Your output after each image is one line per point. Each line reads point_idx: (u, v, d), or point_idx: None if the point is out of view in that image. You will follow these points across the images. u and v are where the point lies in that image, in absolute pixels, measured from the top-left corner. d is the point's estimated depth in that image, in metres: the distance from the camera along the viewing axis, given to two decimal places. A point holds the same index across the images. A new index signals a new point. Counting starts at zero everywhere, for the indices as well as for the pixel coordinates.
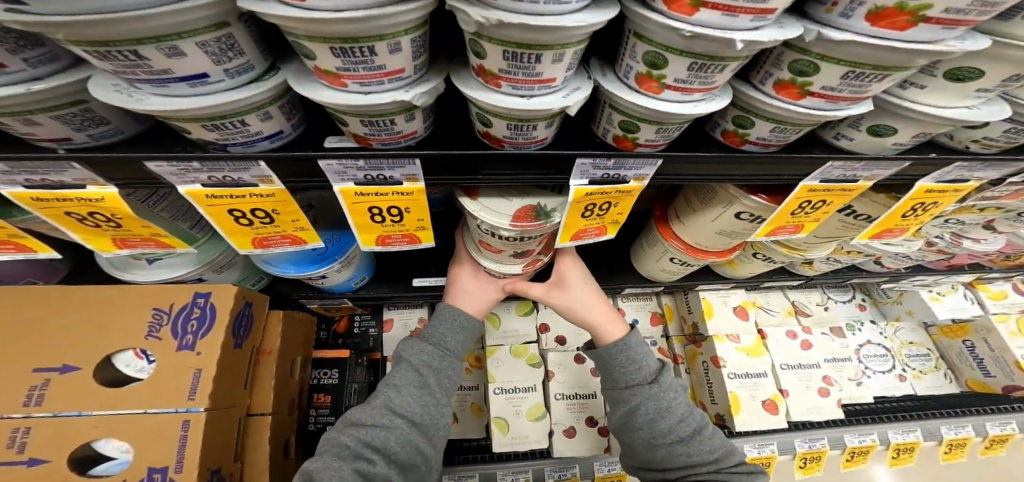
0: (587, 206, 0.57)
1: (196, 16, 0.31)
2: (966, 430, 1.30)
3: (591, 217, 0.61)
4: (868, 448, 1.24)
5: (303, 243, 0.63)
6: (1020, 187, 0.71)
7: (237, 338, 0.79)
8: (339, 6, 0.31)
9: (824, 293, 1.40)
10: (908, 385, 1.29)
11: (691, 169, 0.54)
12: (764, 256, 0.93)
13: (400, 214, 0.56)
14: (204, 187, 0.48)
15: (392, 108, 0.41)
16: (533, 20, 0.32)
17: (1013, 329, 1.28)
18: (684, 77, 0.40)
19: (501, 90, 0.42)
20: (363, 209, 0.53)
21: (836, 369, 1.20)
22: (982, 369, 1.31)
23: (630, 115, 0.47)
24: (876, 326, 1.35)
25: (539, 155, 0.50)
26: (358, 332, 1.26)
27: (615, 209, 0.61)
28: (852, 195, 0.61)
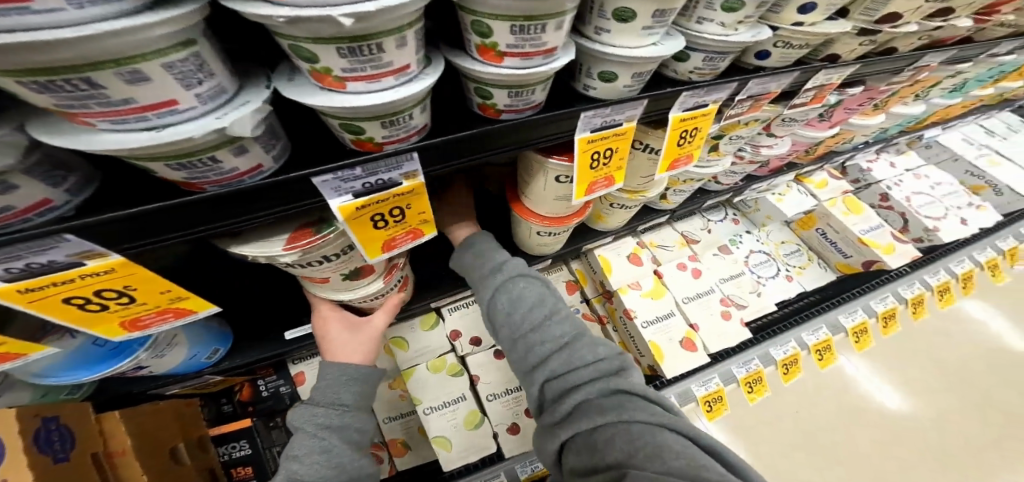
0: (374, 217, 0.53)
1: None
2: (859, 314, 1.62)
3: (389, 226, 0.57)
4: (793, 356, 1.50)
5: (190, 313, 0.55)
6: (817, 91, 0.85)
7: (58, 452, 0.65)
8: (71, 17, 0.24)
9: (704, 218, 1.62)
10: (796, 283, 1.56)
11: (554, 128, 0.59)
12: (619, 204, 1.03)
13: (402, 212, 0.56)
14: (9, 283, 0.36)
15: (199, 145, 0.35)
16: (307, 13, 0.29)
17: (843, 209, 1.54)
18: (513, 41, 0.42)
19: (349, 91, 0.38)
20: (364, 220, 0.52)
21: (737, 285, 1.45)
22: (841, 251, 1.60)
23: (492, 85, 0.48)
24: (752, 235, 1.62)
25: (420, 147, 0.48)
26: None
27: (410, 210, 0.57)
28: (627, 136, 0.67)
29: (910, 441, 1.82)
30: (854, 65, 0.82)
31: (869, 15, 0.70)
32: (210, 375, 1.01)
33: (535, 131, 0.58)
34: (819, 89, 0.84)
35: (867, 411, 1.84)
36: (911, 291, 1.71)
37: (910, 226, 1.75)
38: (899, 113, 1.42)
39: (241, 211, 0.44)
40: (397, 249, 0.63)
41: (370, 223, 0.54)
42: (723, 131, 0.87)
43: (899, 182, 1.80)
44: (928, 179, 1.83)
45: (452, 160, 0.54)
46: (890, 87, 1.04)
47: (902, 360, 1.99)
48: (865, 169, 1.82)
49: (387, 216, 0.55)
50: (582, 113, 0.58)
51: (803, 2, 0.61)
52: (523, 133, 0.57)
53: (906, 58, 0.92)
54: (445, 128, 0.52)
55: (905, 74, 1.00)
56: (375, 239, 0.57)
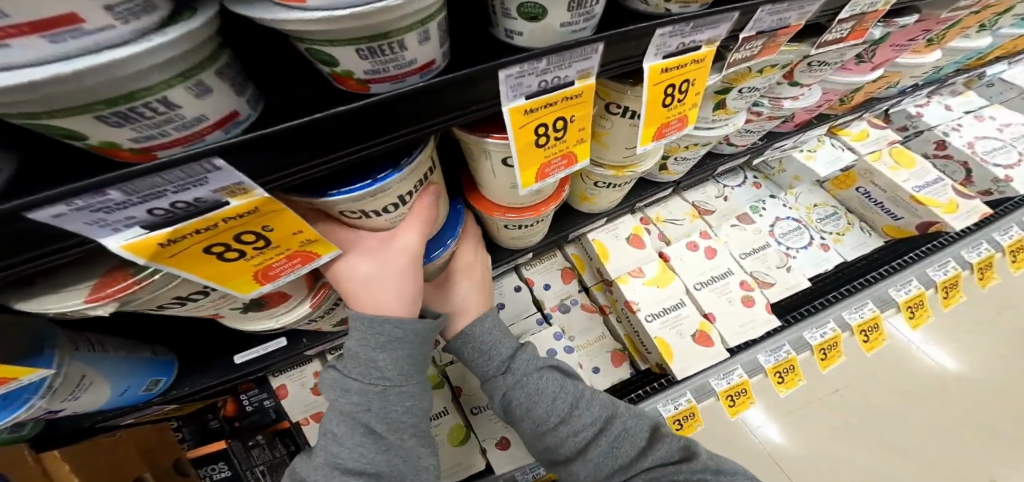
0: (215, 246, 0.36)
1: None
2: (914, 286, 1.35)
3: (251, 254, 0.41)
4: (832, 339, 1.27)
5: (9, 379, 0.43)
6: (856, 24, 0.63)
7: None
8: None
9: (719, 183, 1.38)
10: (832, 253, 1.32)
11: (466, 98, 0.40)
12: (604, 183, 0.84)
13: (260, 237, 0.39)
14: None
15: None
16: None
17: (891, 164, 1.30)
18: None
19: None
20: (191, 254, 0.35)
21: (760, 261, 1.26)
22: (888, 212, 1.34)
23: (327, 43, 0.30)
24: (779, 200, 1.37)
25: (223, 148, 0.30)
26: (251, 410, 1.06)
27: (275, 232, 0.40)
28: (586, 98, 0.47)
29: (975, 426, 1.56)
30: None
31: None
32: (167, 398, 0.81)
33: (435, 106, 0.39)
34: (859, 20, 0.62)
35: (923, 393, 1.60)
36: (978, 254, 1.43)
37: (976, 178, 1.45)
38: (958, 48, 1.14)
39: None
40: (281, 277, 0.47)
41: (216, 259, 0.38)
42: (729, 83, 0.66)
43: (958, 128, 1.49)
44: (994, 121, 1.51)
45: (306, 162, 0.36)
46: (953, 13, 0.78)
47: (963, 332, 1.72)
48: (914, 115, 1.54)
49: (236, 247, 0.38)
50: (500, 72, 0.38)
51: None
52: (413, 110, 0.38)
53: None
54: (282, 115, 0.34)
55: None
56: (235, 272, 0.41)
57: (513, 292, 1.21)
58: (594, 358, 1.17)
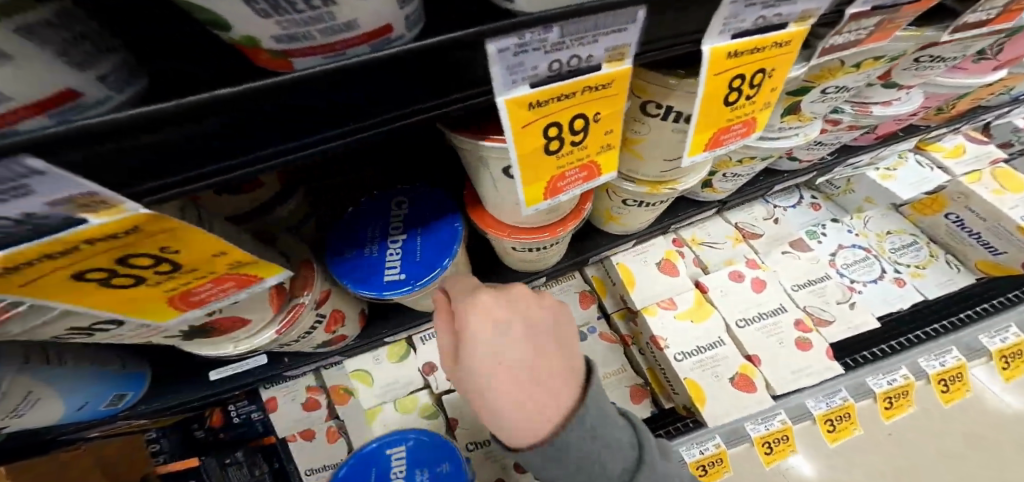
0: (91, 272, 0.24)
1: None
2: (1011, 333, 1.11)
3: (154, 280, 0.28)
4: (903, 389, 1.06)
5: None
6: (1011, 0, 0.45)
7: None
8: None
9: (769, 203, 1.19)
10: (909, 289, 1.10)
11: (445, 78, 0.26)
12: (635, 200, 0.69)
13: (170, 259, 0.27)
14: None
15: None
16: None
17: (993, 187, 1.07)
18: None
19: None
20: (53, 283, 0.22)
21: (817, 294, 1.05)
22: (987, 245, 1.08)
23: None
24: (841, 224, 1.17)
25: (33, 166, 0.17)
26: (238, 422, 0.92)
27: (194, 252, 0.27)
28: (614, 89, 0.32)
29: None
30: None
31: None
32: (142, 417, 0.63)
33: (401, 81, 0.24)
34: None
35: None
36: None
37: None
38: None
39: None
40: (211, 303, 0.35)
41: (89, 288, 0.25)
42: (810, 82, 0.49)
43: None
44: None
45: (200, 165, 0.23)
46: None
47: None
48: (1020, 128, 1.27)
49: (128, 272, 0.26)
50: (489, 43, 0.24)
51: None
52: (365, 86, 0.23)
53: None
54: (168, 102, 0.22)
55: None
56: (135, 299, 0.29)
57: None
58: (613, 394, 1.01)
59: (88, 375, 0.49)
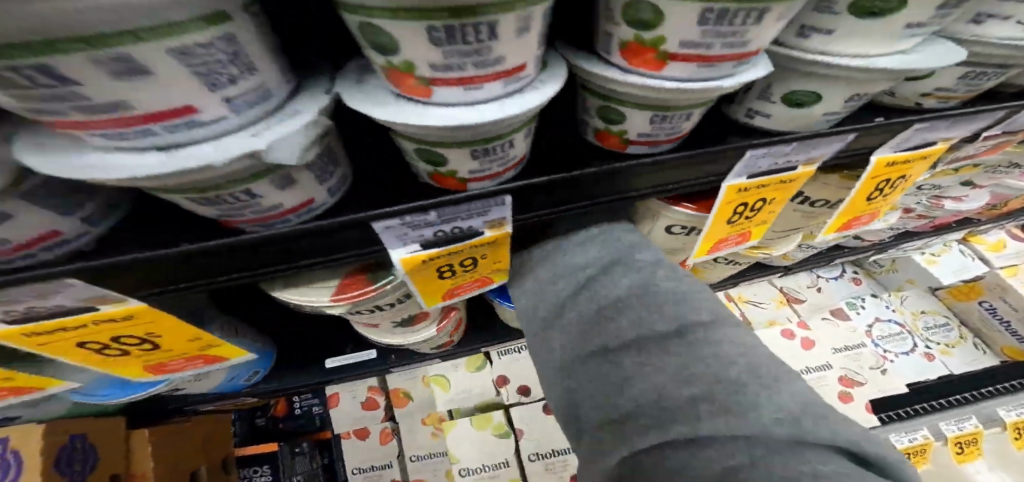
0: (445, 267, 0.38)
1: None
2: None
3: (456, 276, 0.41)
4: (968, 437, 1.06)
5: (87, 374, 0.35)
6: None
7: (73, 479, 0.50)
8: None
9: (813, 272, 1.27)
10: (939, 364, 1.16)
11: (699, 173, 0.36)
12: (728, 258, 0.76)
13: (475, 262, 0.39)
14: None
15: (214, 177, 0.23)
16: None
17: None
18: (699, 37, 0.25)
19: (437, 100, 0.26)
20: (427, 273, 0.38)
21: (853, 359, 1.09)
22: (1014, 333, 1.16)
23: (621, 100, 0.31)
24: (880, 300, 1.23)
25: (488, 196, 0.31)
26: (300, 413, 0.96)
27: (491, 259, 0.39)
28: (798, 184, 0.41)
29: None
30: None
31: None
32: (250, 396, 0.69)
33: (674, 173, 0.36)
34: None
35: None
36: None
37: None
38: None
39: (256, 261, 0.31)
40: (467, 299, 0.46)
41: (433, 277, 0.39)
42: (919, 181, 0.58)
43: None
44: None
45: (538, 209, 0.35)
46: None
47: None
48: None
49: (455, 269, 0.39)
50: (749, 151, 0.35)
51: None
52: (657, 174, 0.35)
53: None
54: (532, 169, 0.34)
55: None
56: (436, 291, 0.41)
57: None
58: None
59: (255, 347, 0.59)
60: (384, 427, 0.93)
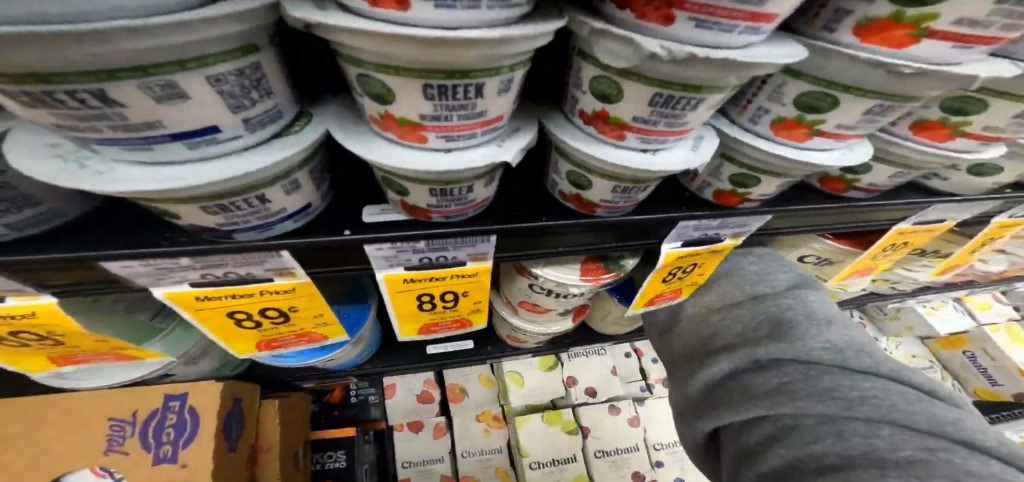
0: (674, 271, 0.49)
1: (220, 36, 0.19)
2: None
3: (672, 281, 0.52)
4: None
5: (323, 339, 0.48)
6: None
7: (230, 440, 0.64)
8: (454, 21, 0.20)
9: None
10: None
11: (793, 223, 0.46)
12: None
13: (689, 272, 0.51)
14: (193, 287, 0.34)
15: (467, 174, 0.32)
16: (727, 53, 0.23)
17: (1006, 338, 1.30)
18: (852, 120, 0.31)
19: (622, 142, 0.32)
20: (665, 272, 0.49)
21: None
22: (988, 377, 1.33)
23: (751, 167, 0.38)
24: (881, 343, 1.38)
25: (634, 221, 0.41)
26: (356, 402, 1.14)
27: (699, 270, 0.51)
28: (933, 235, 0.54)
29: None
30: None
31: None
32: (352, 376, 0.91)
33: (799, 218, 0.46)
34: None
35: None
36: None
37: None
38: None
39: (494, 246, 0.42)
40: (657, 307, 0.57)
41: (664, 270, 0.49)
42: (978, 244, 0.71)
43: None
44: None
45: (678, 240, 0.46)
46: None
47: None
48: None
49: (679, 275, 0.51)
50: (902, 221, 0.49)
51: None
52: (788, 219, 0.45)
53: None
54: (667, 204, 0.42)
55: None
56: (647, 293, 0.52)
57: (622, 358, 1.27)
58: (678, 469, 1.10)
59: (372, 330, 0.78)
60: (437, 420, 1.15)
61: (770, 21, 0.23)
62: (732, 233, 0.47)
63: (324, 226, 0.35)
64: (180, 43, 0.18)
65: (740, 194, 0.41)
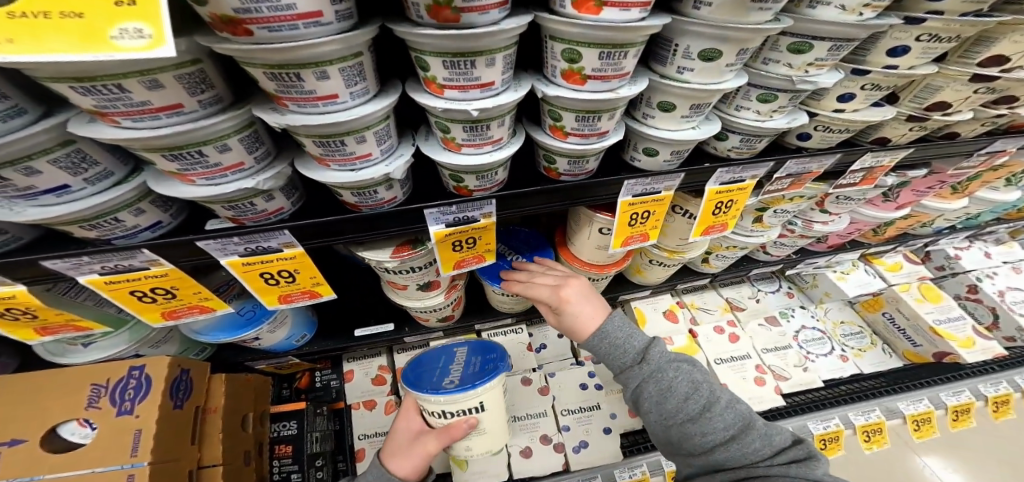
0: (455, 243, 0.69)
1: (40, 140, 0.41)
2: (966, 394, 1.27)
3: (463, 250, 0.72)
4: (834, 434, 1.15)
5: (212, 310, 0.70)
6: (867, 173, 0.80)
7: (178, 400, 0.78)
8: (154, 126, 0.41)
9: (753, 286, 1.42)
10: (852, 365, 1.26)
11: (530, 201, 0.67)
12: (657, 261, 1.02)
13: (474, 242, 0.72)
14: (101, 275, 0.57)
15: (244, 193, 0.52)
16: (313, 119, 0.44)
17: (918, 296, 1.27)
18: (467, 136, 0.53)
19: (332, 168, 0.52)
20: (449, 244, 0.69)
21: (779, 357, 1.22)
22: (909, 338, 1.28)
23: (454, 170, 0.59)
24: (808, 310, 1.36)
25: (391, 212, 0.61)
26: (319, 385, 1.24)
27: (481, 240, 0.72)
28: (665, 203, 0.72)
29: None
30: (910, 149, 0.77)
31: (919, 102, 0.69)
32: (295, 358, 1.09)
33: (536, 200, 0.67)
34: (869, 171, 0.79)
35: None
36: (997, 388, 1.29)
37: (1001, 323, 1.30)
38: (986, 198, 1.12)
39: (309, 238, 0.62)
40: (464, 270, 0.77)
41: (445, 243, 0.68)
42: (766, 205, 0.86)
43: (994, 275, 1.36)
44: None
45: (446, 221, 0.65)
46: (962, 171, 0.92)
47: None
48: (954, 255, 1.40)
49: (465, 244, 0.71)
50: (625, 196, 0.68)
51: (892, 45, 0.58)
52: (527, 201, 0.67)
53: (972, 143, 0.81)
54: (425, 199, 0.64)
55: (977, 160, 0.88)
56: (448, 259, 0.72)
57: (555, 338, 1.31)
58: (584, 432, 1.12)
59: (298, 315, 1.00)
60: (389, 400, 1.22)
61: (336, 96, 0.44)
62: (484, 214, 0.66)
63: (179, 233, 0.57)
64: (16, 148, 0.40)
65: (464, 186, 0.62)
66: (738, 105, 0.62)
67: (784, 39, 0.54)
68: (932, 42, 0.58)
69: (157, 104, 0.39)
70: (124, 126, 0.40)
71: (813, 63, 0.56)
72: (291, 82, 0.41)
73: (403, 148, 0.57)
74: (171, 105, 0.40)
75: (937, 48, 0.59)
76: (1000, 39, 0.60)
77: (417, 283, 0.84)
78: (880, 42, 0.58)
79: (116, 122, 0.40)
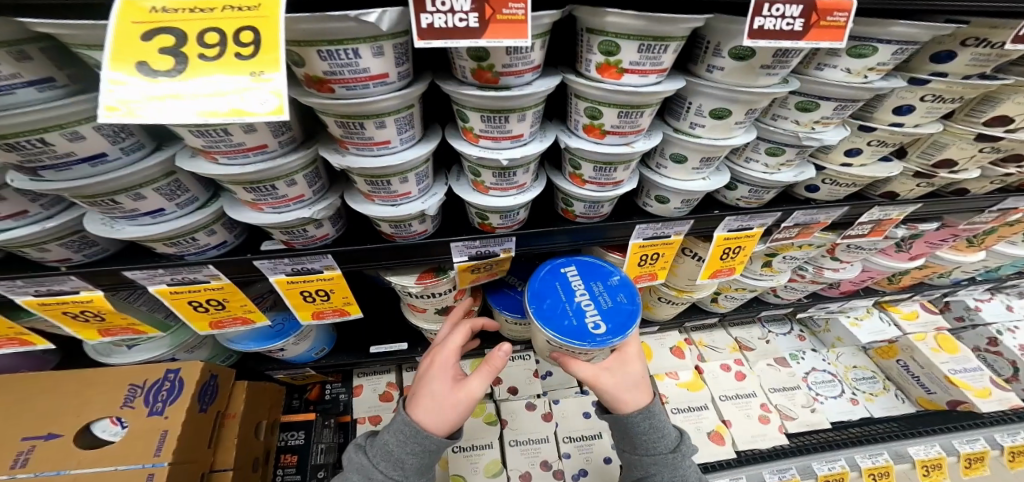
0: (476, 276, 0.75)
1: (151, 172, 0.48)
2: (981, 442, 1.17)
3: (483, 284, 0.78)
4: (840, 476, 1.08)
5: (252, 321, 0.76)
6: (875, 225, 0.83)
7: (204, 403, 0.84)
8: (243, 164, 0.48)
9: (764, 327, 1.42)
10: (862, 409, 1.25)
11: (549, 238, 0.72)
12: (666, 298, 1.04)
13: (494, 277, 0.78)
14: (167, 285, 0.63)
15: (301, 221, 0.58)
16: (368, 163, 0.50)
17: (935, 346, 1.24)
18: (497, 181, 0.59)
19: (376, 203, 0.59)
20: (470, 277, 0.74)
21: (787, 398, 1.21)
22: (922, 385, 1.25)
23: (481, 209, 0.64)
24: (819, 354, 1.34)
25: (421, 244, 0.66)
26: (328, 397, 1.25)
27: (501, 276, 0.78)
28: (675, 247, 0.76)
29: None
30: (916, 205, 0.80)
31: (926, 158, 0.72)
32: (311, 370, 1.13)
33: (555, 237, 0.72)
34: (876, 223, 0.82)
35: None
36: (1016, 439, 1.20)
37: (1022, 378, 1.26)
38: (1001, 252, 1.13)
39: (345, 263, 0.67)
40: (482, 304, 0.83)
41: (467, 274, 0.74)
42: (776, 250, 0.89)
43: (1015, 328, 1.33)
44: None
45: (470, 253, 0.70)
46: (973, 226, 0.94)
47: None
48: (973, 306, 1.38)
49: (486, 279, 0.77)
50: (636, 238, 0.73)
51: (898, 104, 0.62)
52: (545, 239, 0.72)
53: (982, 201, 0.84)
54: (452, 233, 0.69)
55: (988, 216, 0.90)
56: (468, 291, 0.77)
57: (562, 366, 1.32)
58: (584, 461, 1.12)
59: (322, 330, 1.06)
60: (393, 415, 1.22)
61: (389, 143, 0.51)
62: (504, 249, 0.71)
63: (240, 251, 0.64)
64: (133, 178, 0.47)
65: (488, 223, 0.67)
66: (747, 157, 0.67)
67: (793, 98, 0.59)
68: (936, 103, 0.61)
69: (250, 144, 0.46)
70: (220, 162, 0.47)
71: (819, 121, 0.60)
72: (356, 130, 0.48)
73: (437, 188, 0.63)
74: (259, 145, 0.47)
75: (941, 108, 0.62)
76: (1004, 100, 0.63)
77: (436, 307, 0.88)
78: (886, 101, 0.62)
79: (214, 159, 0.47)
